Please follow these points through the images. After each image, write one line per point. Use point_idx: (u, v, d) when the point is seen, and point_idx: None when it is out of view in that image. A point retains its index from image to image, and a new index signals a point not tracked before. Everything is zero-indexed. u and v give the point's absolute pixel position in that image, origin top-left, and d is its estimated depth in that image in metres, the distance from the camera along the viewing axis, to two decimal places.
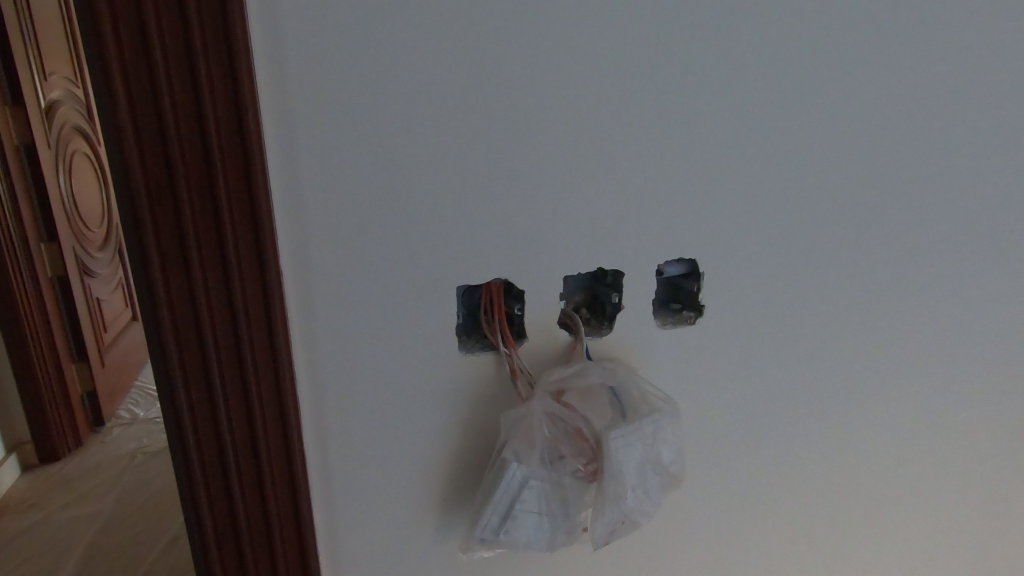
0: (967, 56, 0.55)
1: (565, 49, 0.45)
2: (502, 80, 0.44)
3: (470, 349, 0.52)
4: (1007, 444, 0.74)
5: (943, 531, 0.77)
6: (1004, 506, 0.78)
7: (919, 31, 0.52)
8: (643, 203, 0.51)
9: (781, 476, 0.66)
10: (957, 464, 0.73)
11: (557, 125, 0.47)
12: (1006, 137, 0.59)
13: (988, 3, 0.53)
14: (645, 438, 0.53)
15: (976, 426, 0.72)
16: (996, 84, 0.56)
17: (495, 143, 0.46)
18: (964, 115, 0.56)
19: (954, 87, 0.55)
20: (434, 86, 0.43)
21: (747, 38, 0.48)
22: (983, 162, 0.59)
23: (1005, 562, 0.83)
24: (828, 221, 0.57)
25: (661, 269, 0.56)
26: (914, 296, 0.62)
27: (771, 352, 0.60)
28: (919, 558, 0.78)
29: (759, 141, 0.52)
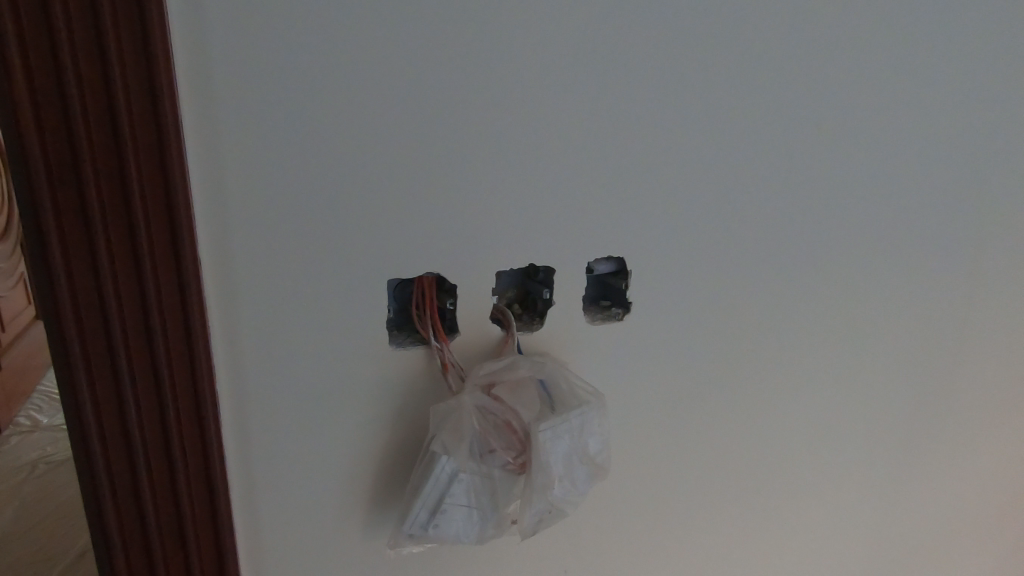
0: (862, 75, 0.60)
1: (497, 49, 0.46)
2: (436, 75, 0.45)
3: (401, 344, 0.52)
4: (896, 425, 0.82)
5: (843, 508, 0.84)
6: (895, 482, 0.87)
7: (822, 51, 0.57)
8: (573, 202, 0.53)
9: (702, 464, 0.70)
10: (856, 446, 0.81)
11: (489, 122, 0.48)
12: (896, 147, 0.65)
13: (881, 28, 0.59)
14: (572, 430, 0.54)
15: (870, 412, 0.79)
16: (888, 101, 0.63)
17: (429, 138, 0.46)
18: (858, 129, 0.63)
19: (851, 102, 0.61)
20: (366, 78, 0.43)
21: (671, 47, 0.51)
22: (877, 172, 0.65)
23: (895, 537, 0.91)
24: (743, 223, 0.61)
25: (590, 268, 0.57)
26: (818, 293, 0.68)
27: (693, 346, 0.64)
28: (824, 535, 0.84)
29: (682, 146, 0.55)
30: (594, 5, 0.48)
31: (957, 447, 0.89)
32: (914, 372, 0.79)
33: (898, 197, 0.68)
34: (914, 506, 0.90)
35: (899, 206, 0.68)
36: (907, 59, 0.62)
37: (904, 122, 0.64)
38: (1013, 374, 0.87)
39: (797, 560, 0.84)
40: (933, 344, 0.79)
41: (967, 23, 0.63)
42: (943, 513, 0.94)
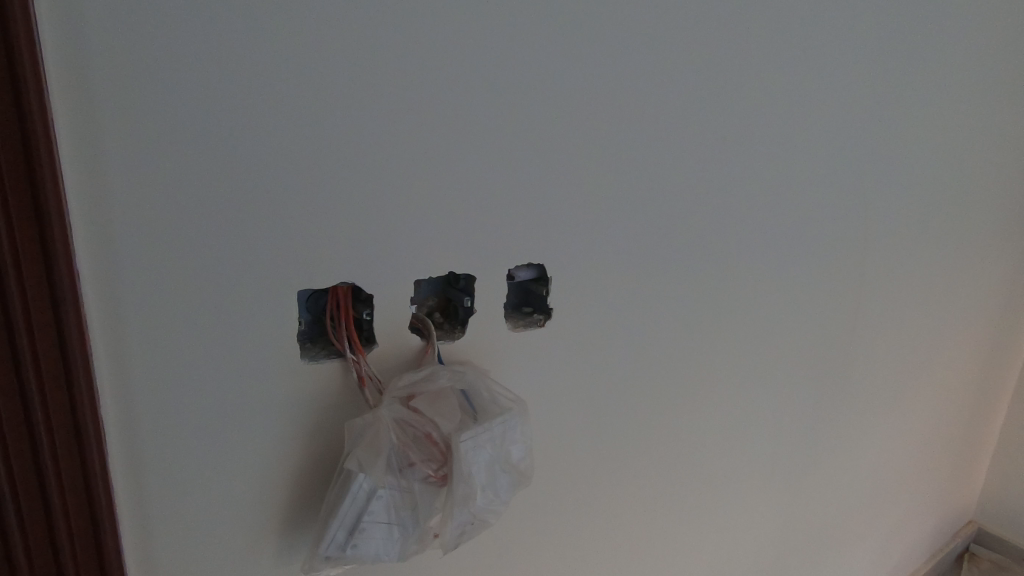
0: (751, 92, 0.66)
1: (412, 54, 0.45)
2: (348, 78, 0.44)
3: (314, 357, 0.50)
4: (786, 409, 0.91)
5: (746, 491, 0.91)
6: (784, 461, 0.96)
7: (718, 68, 0.62)
8: (493, 209, 0.53)
9: (625, 463, 0.72)
10: (757, 431, 0.88)
11: (406, 127, 0.47)
12: (779, 157, 0.73)
13: (766, 49, 0.66)
14: (494, 439, 0.54)
15: (765, 400, 0.87)
16: (771, 116, 0.69)
17: (341, 143, 0.45)
18: (749, 141, 0.68)
19: (744, 115, 0.67)
20: (273, 78, 0.41)
21: (584, 59, 0.53)
22: (765, 180, 0.72)
23: (786, 509, 1.01)
24: (655, 229, 0.64)
25: (511, 274, 0.58)
26: (721, 293, 0.73)
27: (612, 349, 0.65)
28: (731, 518, 0.91)
29: (595, 155, 0.57)
30: (509, 14, 0.48)
31: (830, 423, 1.02)
32: (796, 359, 0.88)
33: (781, 203, 0.75)
34: (798, 479, 1.01)
35: (782, 212, 0.76)
36: (788, 80, 0.69)
37: (784, 136, 0.72)
38: (867, 356, 1.02)
39: (711, 544, 0.89)
40: (810, 334, 0.89)
41: (830, 51, 0.72)
42: (820, 481, 1.07)
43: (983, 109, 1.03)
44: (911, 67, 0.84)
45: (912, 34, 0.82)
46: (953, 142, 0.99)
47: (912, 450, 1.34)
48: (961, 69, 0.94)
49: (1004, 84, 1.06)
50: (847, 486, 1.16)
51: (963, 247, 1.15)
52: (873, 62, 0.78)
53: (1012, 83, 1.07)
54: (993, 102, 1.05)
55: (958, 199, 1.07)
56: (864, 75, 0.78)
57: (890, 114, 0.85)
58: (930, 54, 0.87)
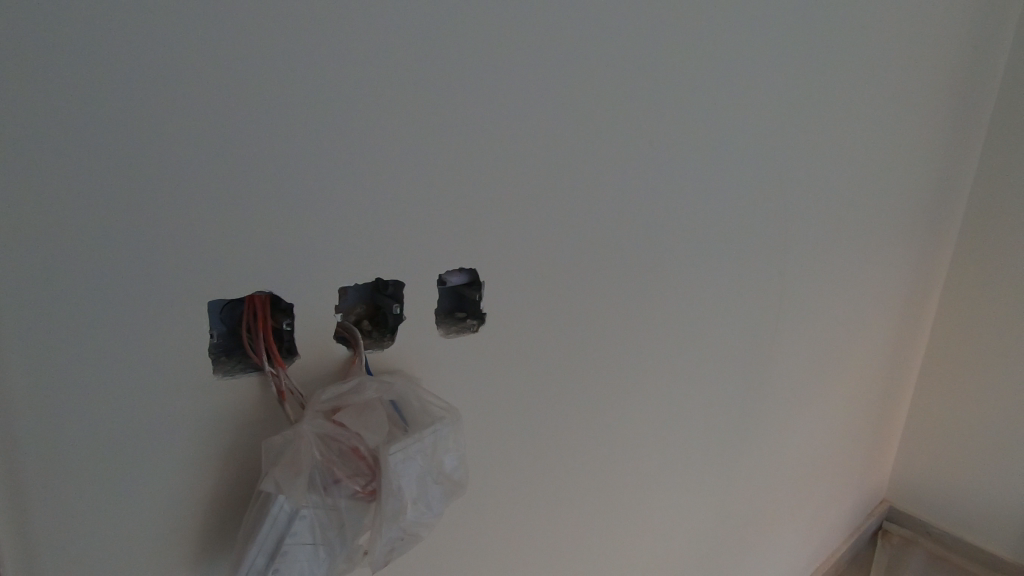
0: (674, 97, 0.69)
1: (334, 52, 0.43)
2: (263, 74, 0.41)
3: (228, 372, 0.47)
4: (713, 402, 0.95)
5: (679, 482, 0.94)
6: (713, 453, 1.00)
7: (642, 74, 0.64)
8: (421, 213, 0.52)
9: (561, 463, 0.72)
10: (687, 424, 0.91)
11: (327, 127, 0.45)
12: (702, 161, 0.76)
13: (688, 56, 0.68)
14: (425, 449, 0.53)
15: (694, 394, 0.90)
16: (693, 122, 0.72)
17: (255, 142, 0.42)
18: (673, 144, 0.71)
19: (667, 120, 0.69)
20: (177, 73, 0.38)
21: (512, 61, 0.53)
22: (689, 183, 0.75)
23: (716, 498, 1.06)
24: (584, 231, 0.65)
25: (443, 279, 0.57)
26: (650, 292, 0.75)
27: (547, 352, 0.66)
28: (664, 510, 0.93)
29: (524, 158, 0.57)
30: (436, 14, 0.47)
31: (755, 413, 1.07)
32: (722, 354, 0.93)
33: (704, 205, 0.79)
34: (726, 470, 1.05)
35: (706, 214, 0.79)
36: (709, 87, 0.73)
37: (706, 142, 0.75)
38: (787, 348, 1.08)
39: (646, 537, 0.92)
40: (735, 330, 0.93)
41: (748, 60, 0.76)
42: (748, 469, 1.12)
43: (882, 119, 1.12)
44: (820, 77, 0.90)
45: (821, 47, 0.88)
46: (858, 148, 1.07)
47: (830, 436, 1.43)
48: (863, 82, 1.01)
49: (901, 97, 1.15)
50: (773, 473, 1.22)
51: (870, 245, 1.24)
52: (786, 71, 0.83)
53: (907, 94, 1.17)
54: (891, 112, 1.14)
55: (865, 200, 1.15)
56: (779, 84, 0.83)
57: (803, 121, 0.90)
58: (837, 66, 0.93)
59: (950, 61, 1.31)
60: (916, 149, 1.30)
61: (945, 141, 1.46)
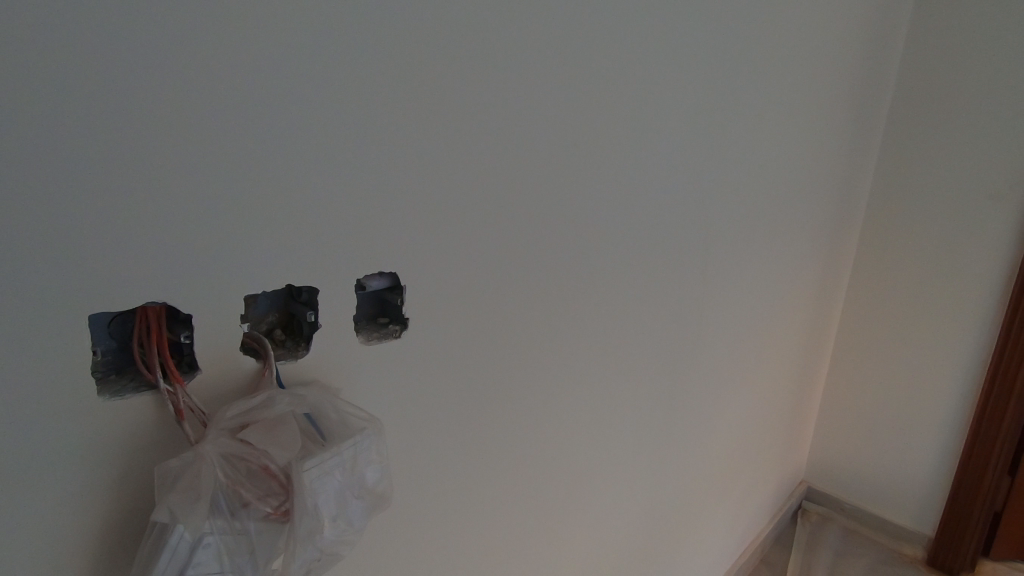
0: (591, 99, 0.71)
1: (234, 43, 0.40)
2: (150, 63, 0.37)
3: (117, 392, 0.42)
4: (638, 395, 0.98)
5: (606, 476, 0.96)
6: (640, 447, 1.03)
7: (559, 76, 0.65)
8: (334, 215, 0.49)
9: (490, 466, 0.72)
10: (613, 419, 0.93)
11: (230, 120, 0.42)
12: (619, 162, 0.78)
13: (602, 59, 0.70)
14: (344, 463, 0.50)
15: (619, 389, 0.92)
16: (609, 124, 0.74)
17: (145, 133, 0.38)
18: (591, 145, 0.73)
19: (585, 121, 0.71)
20: (47, 61, 0.34)
21: (428, 59, 0.52)
22: (608, 184, 0.77)
23: (642, 492, 1.08)
24: (507, 232, 0.65)
25: (362, 284, 0.55)
26: (574, 291, 0.77)
27: (473, 354, 0.65)
28: (592, 507, 0.95)
29: (444, 159, 0.56)
30: (345, 7, 0.45)
31: (678, 405, 1.11)
32: (646, 350, 0.96)
33: (624, 205, 0.81)
34: (651, 463, 1.08)
35: (626, 215, 0.82)
36: (624, 89, 0.75)
37: (624, 144, 0.78)
38: (706, 342, 1.14)
39: (575, 535, 0.93)
40: (656, 325, 0.97)
41: (662, 67, 0.80)
42: (673, 461, 1.16)
43: (787, 123, 1.20)
44: (728, 83, 0.95)
45: (731, 58, 0.94)
46: (765, 151, 1.14)
47: (750, 425, 1.51)
48: (769, 88, 1.08)
49: (803, 105, 1.24)
50: (697, 465, 1.27)
51: (780, 243, 1.32)
52: (696, 76, 0.87)
53: (809, 101, 1.26)
54: (796, 122, 1.23)
55: (774, 200, 1.23)
56: (692, 91, 0.88)
57: (714, 124, 0.95)
58: (744, 74, 0.99)
59: (846, 71, 1.42)
60: (820, 157, 1.41)
61: (845, 146, 1.59)
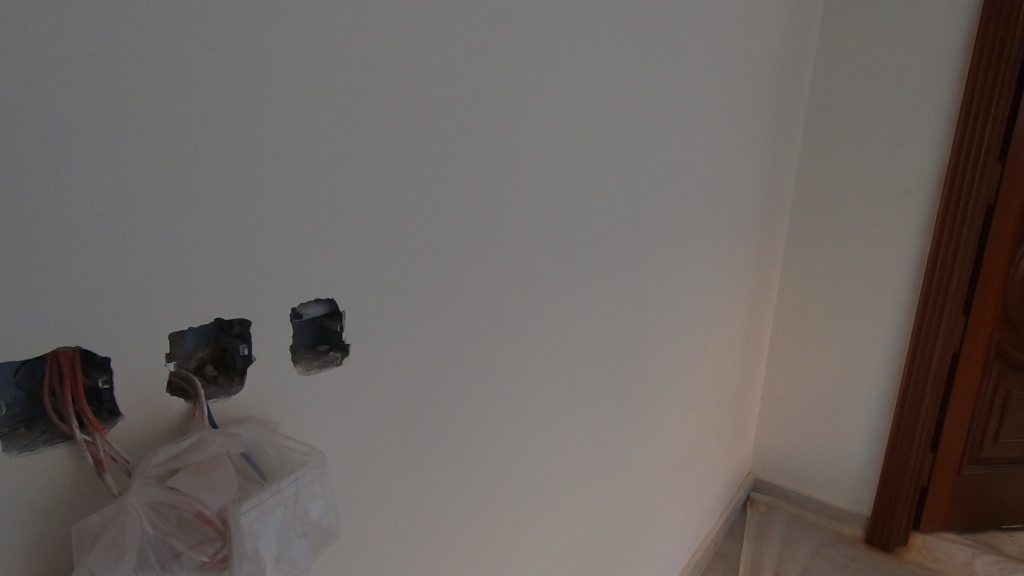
0: (520, 116, 0.73)
1: (146, 70, 0.39)
2: (52, 93, 0.35)
3: (26, 446, 0.39)
4: (583, 400, 1.00)
5: (558, 482, 0.97)
6: (590, 452, 1.05)
7: (488, 95, 0.67)
8: (262, 241, 0.48)
9: (441, 484, 0.71)
10: (562, 426, 0.95)
11: (142, 149, 0.39)
12: (552, 175, 0.80)
13: (530, 77, 0.73)
14: (285, 501, 0.48)
15: (565, 395, 0.94)
16: (540, 139, 0.77)
17: (45, 165, 0.36)
18: (523, 160, 0.75)
19: (516, 137, 0.72)
20: None
21: (355, 83, 0.52)
22: (542, 196, 0.79)
23: (596, 493, 1.11)
24: (445, 249, 0.65)
25: (299, 312, 0.53)
26: (515, 303, 0.78)
27: (417, 374, 0.65)
28: (547, 515, 0.96)
29: (377, 181, 0.56)
30: (268, 33, 0.45)
31: (624, 407, 1.14)
32: (590, 357, 0.99)
33: (560, 216, 0.84)
34: (602, 466, 1.11)
35: (561, 227, 0.84)
36: (552, 106, 0.78)
37: (556, 159, 0.81)
38: (647, 344, 1.18)
39: (532, 544, 0.93)
40: (598, 331, 0.99)
41: (588, 83, 0.84)
42: (623, 462, 1.19)
43: (712, 134, 1.27)
44: (652, 97, 1.00)
45: (653, 73, 0.99)
46: (693, 159, 1.20)
47: (695, 422, 1.56)
48: (692, 101, 1.14)
49: (726, 117, 1.32)
50: (647, 464, 1.31)
51: (713, 246, 1.39)
52: (621, 92, 0.92)
53: (731, 112, 1.33)
54: (721, 132, 1.30)
55: (704, 205, 1.29)
56: (618, 105, 0.92)
57: (641, 136, 1.00)
58: (666, 88, 1.04)
59: (764, 82, 1.52)
60: (744, 165, 1.49)
61: (768, 150, 1.68)
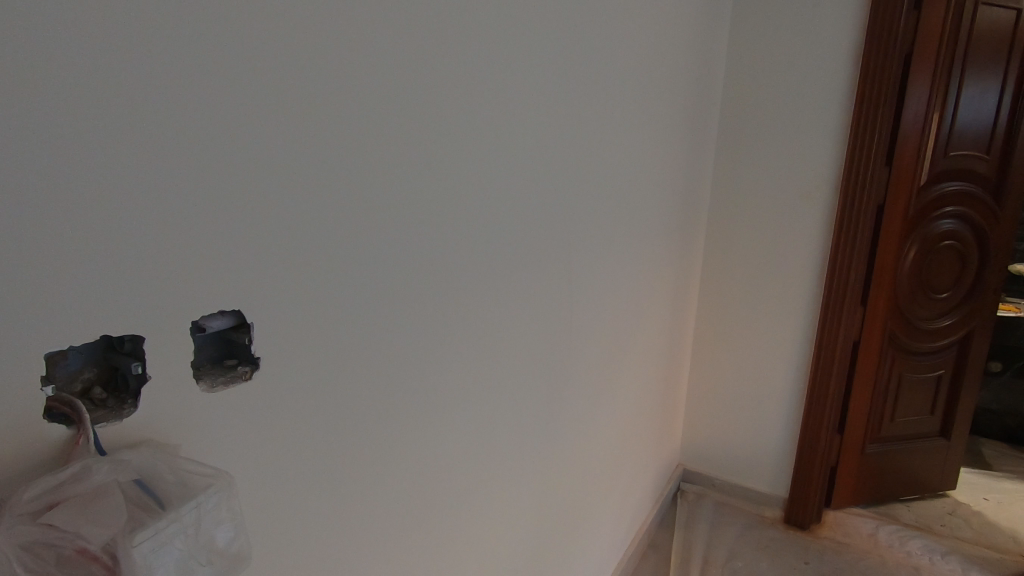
0: (437, 121, 0.73)
1: (16, 64, 0.35)
2: None
3: None
4: (509, 403, 1.01)
5: (488, 485, 0.98)
6: (521, 451, 1.07)
7: (403, 99, 0.66)
8: (153, 250, 0.44)
9: (364, 495, 0.70)
10: (489, 430, 0.95)
11: (11, 152, 0.36)
12: (470, 179, 0.81)
13: (446, 83, 0.73)
14: (186, 530, 0.45)
15: (492, 397, 0.95)
16: (458, 144, 0.77)
17: None
18: (442, 165, 0.75)
19: (433, 142, 0.73)
20: None
21: (259, 83, 0.50)
22: (460, 201, 0.79)
23: (526, 497, 1.12)
24: (362, 255, 0.64)
25: (201, 325, 0.50)
26: (437, 307, 0.78)
27: (335, 384, 0.63)
28: (477, 521, 0.96)
29: (284, 187, 0.54)
30: (160, 29, 0.42)
31: (551, 409, 1.17)
32: (515, 359, 1.00)
33: (480, 221, 0.84)
34: (531, 469, 1.13)
35: (481, 231, 0.85)
36: (469, 112, 0.78)
37: (474, 164, 0.81)
38: (572, 345, 1.21)
39: (463, 552, 0.93)
40: (522, 333, 1.01)
41: (503, 88, 0.85)
42: (552, 464, 1.21)
43: (629, 141, 1.32)
44: (568, 105, 1.03)
45: (569, 81, 1.02)
46: (610, 165, 1.25)
47: (623, 420, 1.61)
48: (607, 110, 1.19)
49: (642, 125, 1.37)
50: (578, 462, 1.35)
51: (633, 249, 1.45)
52: (537, 99, 0.94)
53: (646, 120, 1.40)
54: (638, 137, 1.36)
55: (623, 208, 1.34)
56: (535, 112, 0.94)
57: (558, 143, 1.03)
58: (582, 97, 1.08)
59: (677, 92, 1.60)
60: (661, 171, 1.57)
61: (684, 156, 1.77)
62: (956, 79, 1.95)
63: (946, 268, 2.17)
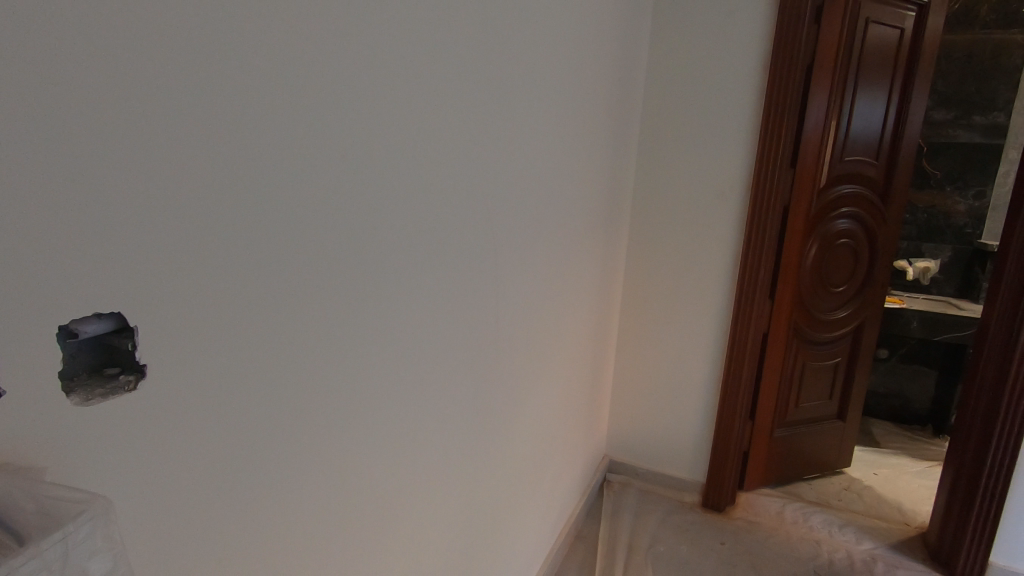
0: (349, 109, 0.69)
1: None
2: None
3: None
4: (428, 400, 0.98)
5: (407, 485, 0.95)
6: (443, 450, 1.06)
7: (311, 85, 0.62)
8: (7, 245, 0.38)
9: (270, 506, 0.65)
10: (407, 429, 0.93)
11: None
12: (384, 171, 0.77)
13: (359, 69, 0.69)
14: (53, 565, 0.39)
15: (410, 395, 0.92)
16: (372, 133, 0.74)
17: None
18: (354, 156, 0.71)
19: (344, 131, 0.68)
20: None
21: (141, 56, 0.44)
22: (375, 192, 0.76)
23: (448, 494, 1.10)
24: (264, 249, 0.59)
25: (73, 331, 0.44)
26: (348, 305, 0.74)
27: (235, 389, 0.58)
28: (397, 523, 0.93)
29: (174, 175, 0.48)
30: None
31: (474, 405, 1.16)
32: (435, 357, 0.98)
33: (395, 215, 0.81)
34: (454, 466, 1.11)
35: (396, 227, 0.82)
36: (384, 102, 0.75)
37: (389, 156, 0.78)
38: (493, 339, 1.20)
39: (382, 555, 0.90)
40: (441, 329, 0.99)
41: (421, 79, 0.82)
42: (476, 460, 1.20)
43: (550, 136, 1.33)
44: (488, 98, 1.02)
45: (488, 74, 1.01)
46: (532, 159, 1.25)
47: (548, 412, 1.63)
48: (529, 105, 1.19)
49: (563, 120, 1.38)
50: (503, 456, 1.35)
51: (556, 244, 1.46)
52: (456, 91, 0.92)
53: (568, 116, 1.41)
54: (560, 134, 1.38)
55: (545, 204, 1.35)
56: (454, 104, 0.92)
57: (478, 136, 1.01)
58: (502, 91, 1.07)
59: (599, 90, 1.63)
60: (583, 167, 1.59)
61: (606, 154, 1.81)
62: (850, 92, 2.12)
63: (841, 265, 2.36)
